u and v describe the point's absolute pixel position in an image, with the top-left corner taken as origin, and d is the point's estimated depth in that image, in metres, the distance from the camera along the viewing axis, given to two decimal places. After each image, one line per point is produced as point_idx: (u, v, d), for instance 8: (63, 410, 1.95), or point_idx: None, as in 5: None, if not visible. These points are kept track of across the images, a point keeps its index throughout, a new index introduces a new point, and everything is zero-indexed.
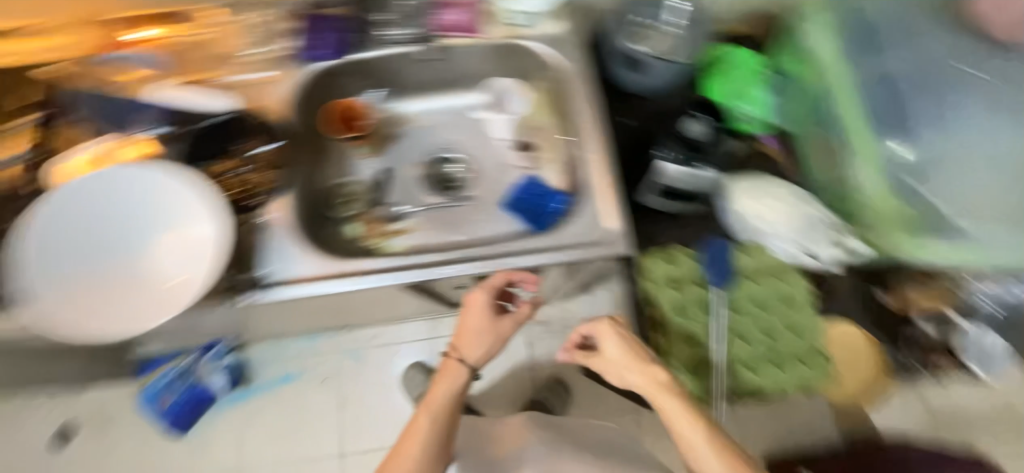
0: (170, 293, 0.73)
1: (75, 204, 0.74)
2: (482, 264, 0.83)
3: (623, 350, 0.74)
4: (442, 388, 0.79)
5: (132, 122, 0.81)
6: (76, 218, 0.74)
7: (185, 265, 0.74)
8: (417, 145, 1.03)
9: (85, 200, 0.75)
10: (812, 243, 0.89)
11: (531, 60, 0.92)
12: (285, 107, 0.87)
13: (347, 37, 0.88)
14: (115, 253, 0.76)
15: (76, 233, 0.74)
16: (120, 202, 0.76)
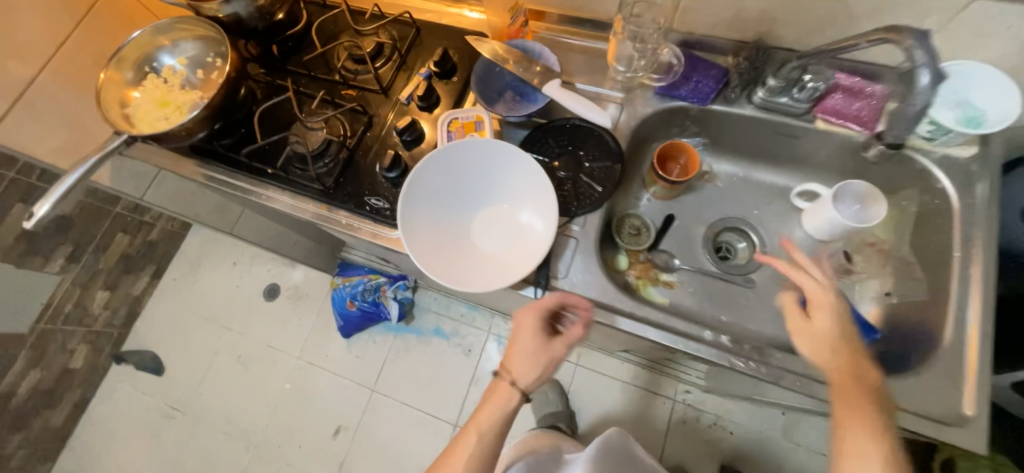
0: (508, 271, 0.78)
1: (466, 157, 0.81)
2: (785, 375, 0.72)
3: (886, 410, 0.58)
4: (492, 410, 0.74)
5: (502, 102, 0.89)
6: (454, 176, 0.82)
7: (525, 254, 0.79)
8: (713, 206, 0.97)
9: (476, 157, 0.82)
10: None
11: (911, 176, 0.80)
12: (629, 132, 0.88)
13: (721, 88, 0.84)
14: (463, 212, 0.84)
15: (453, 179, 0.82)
16: (490, 175, 0.83)
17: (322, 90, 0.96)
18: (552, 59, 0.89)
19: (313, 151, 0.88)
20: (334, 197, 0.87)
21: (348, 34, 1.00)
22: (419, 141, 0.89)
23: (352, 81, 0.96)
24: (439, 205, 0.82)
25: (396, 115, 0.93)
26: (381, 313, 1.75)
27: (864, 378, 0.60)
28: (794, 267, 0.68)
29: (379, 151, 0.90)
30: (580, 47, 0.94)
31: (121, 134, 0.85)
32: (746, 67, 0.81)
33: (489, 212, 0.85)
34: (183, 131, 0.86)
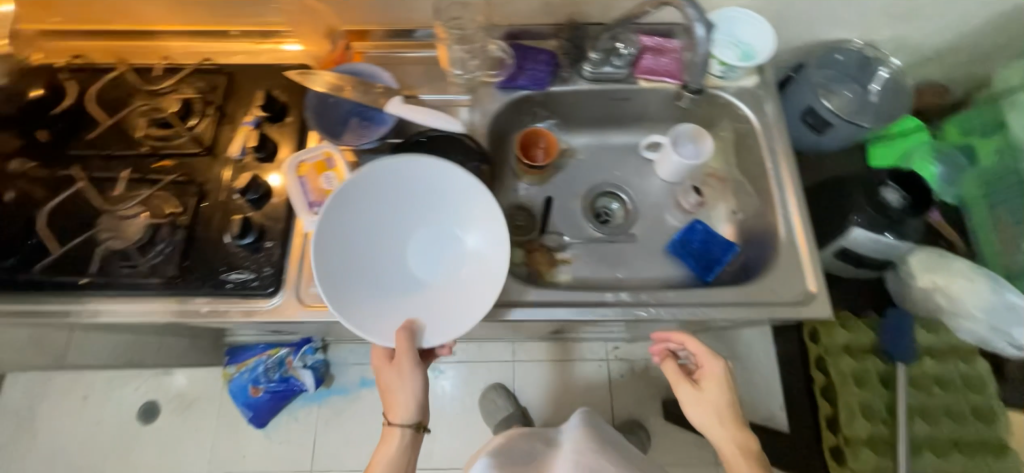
0: (455, 304, 0.78)
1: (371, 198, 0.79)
2: (680, 311, 0.80)
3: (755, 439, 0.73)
4: (384, 453, 0.80)
5: (346, 131, 0.84)
6: (361, 276, 0.77)
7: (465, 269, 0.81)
8: (581, 177, 1.03)
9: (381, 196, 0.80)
10: (1006, 324, 0.88)
11: (721, 110, 0.94)
12: (485, 130, 0.89)
13: (554, 70, 0.90)
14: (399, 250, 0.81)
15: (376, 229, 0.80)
16: (433, 196, 0.81)
17: (127, 169, 0.81)
18: (388, 77, 0.87)
19: (138, 242, 0.75)
20: (183, 287, 0.75)
21: (139, 97, 0.84)
22: (267, 197, 0.80)
23: (164, 151, 0.82)
24: (380, 256, 0.80)
25: (231, 175, 0.82)
26: (294, 387, 1.55)
27: (741, 444, 0.72)
28: (698, 346, 0.78)
29: (224, 220, 0.79)
30: (411, 59, 0.92)
31: None
32: (568, 47, 0.90)
33: (429, 236, 0.83)
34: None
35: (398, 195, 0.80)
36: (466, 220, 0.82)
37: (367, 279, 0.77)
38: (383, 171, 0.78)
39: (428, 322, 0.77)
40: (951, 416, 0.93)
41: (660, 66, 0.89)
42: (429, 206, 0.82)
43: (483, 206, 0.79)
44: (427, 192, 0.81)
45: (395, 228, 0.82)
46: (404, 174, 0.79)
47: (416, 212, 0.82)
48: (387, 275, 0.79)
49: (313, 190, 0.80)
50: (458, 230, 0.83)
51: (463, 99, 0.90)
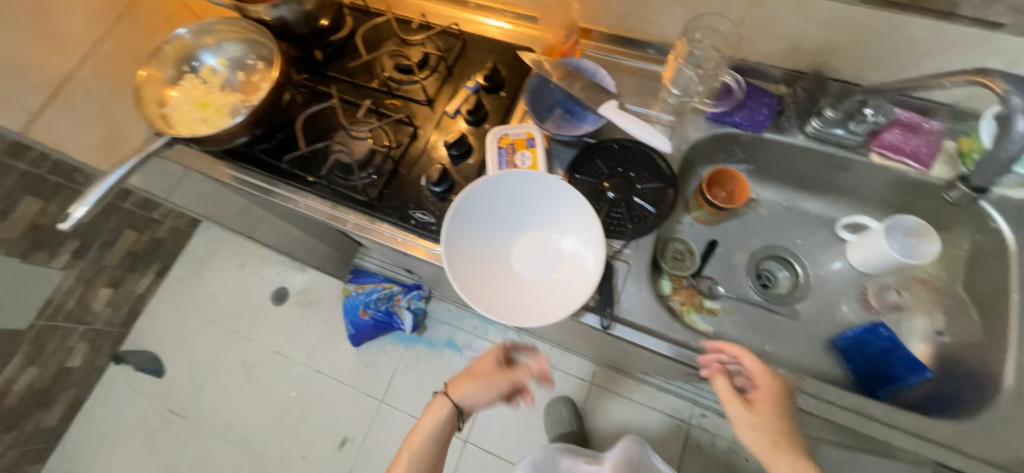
0: (561, 300, 0.76)
1: (485, 193, 0.80)
2: (844, 414, 0.70)
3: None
4: (424, 425, 0.88)
5: (551, 119, 0.88)
6: (488, 277, 0.79)
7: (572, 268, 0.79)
8: (756, 233, 0.96)
9: (492, 195, 0.81)
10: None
11: (961, 213, 0.80)
12: (680, 154, 0.87)
13: (776, 116, 0.84)
14: (503, 242, 0.83)
15: (485, 218, 0.81)
16: (545, 196, 0.81)
17: (366, 99, 0.94)
18: (608, 80, 0.89)
19: (359, 161, 0.87)
20: (378, 210, 0.85)
21: (393, 43, 0.98)
22: (467, 156, 0.87)
23: (397, 91, 0.94)
24: (486, 243, 0.81)
25: (443, 128, 0.91)
26: (394, 323, 1.69)
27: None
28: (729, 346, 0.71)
29: (427, 165, 0.88)
30: (628, 68, 0.93)
31: (162, 135, 0.83)
32: (800, 97, 0.83)
33: (529, 235, 0.83)
34: (226, 135, 0.84)
35: (504, 200, 0.81)
36: (562, 225, 0.82)
37: (491, 281, 0.79)
38: (485, 183, 0.79)
39: (524, 310, 0.76)
40: None
41: (903, 145, 0.79)
42: (496, 208, 0.82)
43: (549, 189, 0.80)
44: (500, 201, 0.82)
45: (484, 239, 0.81)
46: (518, 173, 0.80)
47: (492, 222, 0.82)
48: (490, 291, 0.77)
49: (508, 163, 0.85)
50: (555, 233, 0.82)
51: (666, 119, 0.88)
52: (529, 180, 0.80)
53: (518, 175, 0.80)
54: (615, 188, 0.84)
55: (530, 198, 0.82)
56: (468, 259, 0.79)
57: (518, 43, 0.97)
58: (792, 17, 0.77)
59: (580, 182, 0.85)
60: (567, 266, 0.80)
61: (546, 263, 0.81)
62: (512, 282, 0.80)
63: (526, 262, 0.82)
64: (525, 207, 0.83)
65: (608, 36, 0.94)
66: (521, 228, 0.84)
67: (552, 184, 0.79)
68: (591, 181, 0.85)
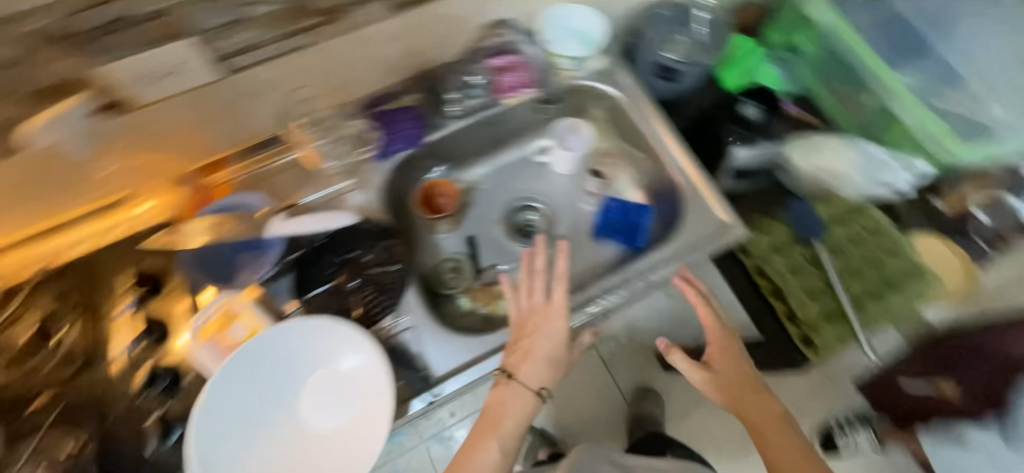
0: (372, 428, 0.69)
1: (220, 395, 0.68)
2: (627, 284, 0.85)
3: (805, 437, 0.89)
4: None
5: (238, 271, 0.78)
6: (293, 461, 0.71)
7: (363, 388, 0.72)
8: (492, 204, 1.05)
9: (231, 390, 0.69)
10: (875, 171, 0.98)
11: (583, 95, 0.99)
12: (383, 204, 0.87)
13: (424, 121, 0.90)
14: (286, 414, 0.73)
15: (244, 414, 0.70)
16: (289, 346, 0.71)
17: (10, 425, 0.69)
18: (258, 198, 0.81)
19: None
20: None
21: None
22: (179, 379, 0.76)
23: (47, 381, 0.73)
24: (268, 433, 0.71)
25: (129, 373, 0.77)
26: None
27: None
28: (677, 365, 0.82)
29: (147, 424, 0.75)
30: (279, 168, 0.86)
31: None
32: (426, 98, 0.90)
33: (306, 386, 0.73)
34: None
35: (252, 382, 0.70)
36: (326, 354, 0.73)
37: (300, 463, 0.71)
38: (214, 390, 0.67)
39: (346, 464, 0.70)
40: (876, 266, 1.02)
41: (515, 81, 0.92)
42: (233, 424, 0.69)
43: (247, 355, 0.69)
44: (247, 385, 0.70)
45: (269, 440, 0.71)
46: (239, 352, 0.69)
47: (260, 408, 0.71)
48: (326, 462, 0.70)
49: (221, 347, 0.74)
50: (327, 365, 0.73)
51: (348, 184, 0.87)
52: (226, 373, 0.68)
53: (212, 387, 0.67)
54: (349, 277, 0.79)
55: (276, 358, 0.71)
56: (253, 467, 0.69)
57: (151, 227, 0.81)
58: (363, 53, 0.78)
59: (315, 297, 0.78)
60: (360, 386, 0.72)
61: (339, 400, 0.73)
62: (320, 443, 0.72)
63: (321, 414, 0.73)
64: (279, 367, 0.72)
65: (234, 157, 0.85)
66: (294, 387, 0.73)
67: (242, 350, 0.68)
68: (323, 288, 0.79)
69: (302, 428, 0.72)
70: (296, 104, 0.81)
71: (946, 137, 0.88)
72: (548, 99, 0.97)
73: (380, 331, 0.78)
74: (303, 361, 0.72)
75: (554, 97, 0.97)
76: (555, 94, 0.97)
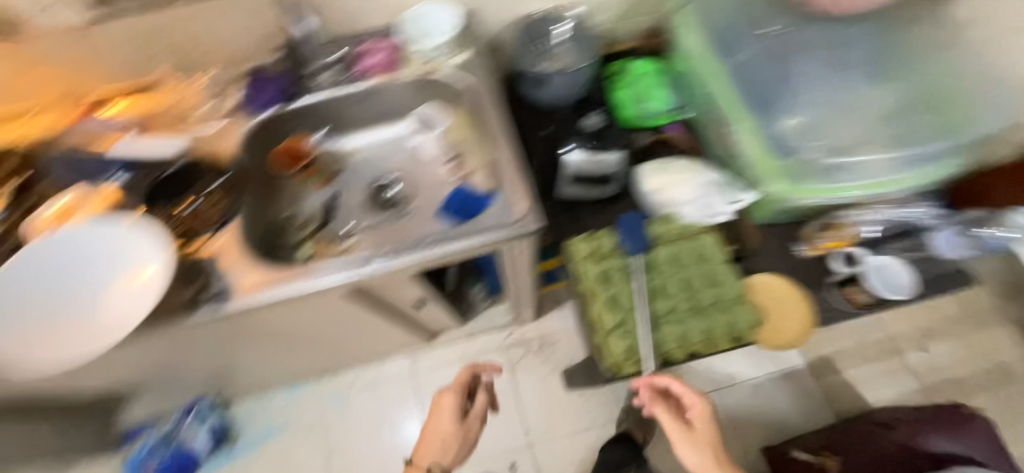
0: (118, 329, 0.79)
1: (36, 258, 0.81)
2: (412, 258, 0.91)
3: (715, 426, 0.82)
4: None
5: (90, 178, 0.95)
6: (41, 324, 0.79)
7: (141, 298, 0.80)
8: (362, 174, 1.15)
9: (48, 254, 0.82)
10: (693, 200, 1.03)
11: (447, 85, 1.08)
12: (244, 147, 1.02)
13: (288, 87, 1.05)
14: (70, 294, 0.81)
15: (52, 277, 0.81)
16: (96, 258, 0.84)
17: None
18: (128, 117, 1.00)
19: None
20: None
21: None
22: None
23: None
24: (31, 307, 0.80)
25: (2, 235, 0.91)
26: (191, 452, 1.63)
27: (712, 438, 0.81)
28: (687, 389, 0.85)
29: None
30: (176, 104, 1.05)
31: None
32: (291, 69, 1.06)
33: (96, 292, 0.82)
34: None
35: (70, 259, 0.82)
36: (128, 261, 0.83)
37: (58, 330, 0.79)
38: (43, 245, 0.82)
39: (83, 343, 0.79)
40: (687, 288, 0.94)
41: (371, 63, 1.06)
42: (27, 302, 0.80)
43: (53, 248, 0.82)
44: (66, 269, 0.82)
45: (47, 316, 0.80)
46: (73, 232, 0.83)
47: (56, 287, 0.81)
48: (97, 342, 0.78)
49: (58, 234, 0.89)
50: (117, 274, 0.83)
51: (219, 126, 1.02)
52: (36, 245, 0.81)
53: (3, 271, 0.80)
54: (192, 202, 0.95)
55: (94, 249, 0.83)
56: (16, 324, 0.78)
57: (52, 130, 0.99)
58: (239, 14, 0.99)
59: (159, 214, 0.94)
60: (136, 291, 0.81)
61: (121, 299, 0.81)
62: (82, 328, 0.80)
63: (106, 306, 0.81)
64: (86, 260, 0.83)
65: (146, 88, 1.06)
66: (88, 281, 0.82)
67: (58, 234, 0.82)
68: (167, 206, 0.95)
69: (86, 313, 0.81)
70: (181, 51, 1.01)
71: (772, 171, 0.97)
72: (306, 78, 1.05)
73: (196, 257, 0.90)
74: (99, 261, 0.83)
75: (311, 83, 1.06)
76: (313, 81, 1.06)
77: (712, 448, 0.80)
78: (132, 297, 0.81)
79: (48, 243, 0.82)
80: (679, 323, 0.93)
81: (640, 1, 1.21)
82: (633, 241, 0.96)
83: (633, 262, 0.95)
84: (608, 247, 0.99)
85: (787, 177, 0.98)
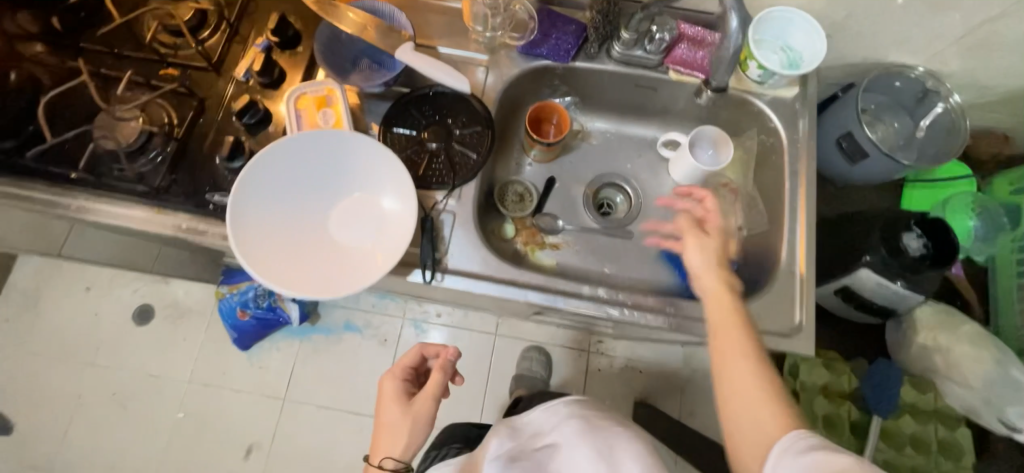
0: (365, 262, 0.72)
1: (277, 162, 0.72)
2: (655, 318, 0.75)
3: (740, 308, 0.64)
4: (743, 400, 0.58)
5: (351, 72, 0.80)
6: (284, 239, 0.72)
7: (392, 233, 0.74)
8: (593, 164, 1.00)
9: (290, 159, 0.73)
10: (1003, 403, 0.79)
11: (751, 118, 0.88)
12: (502, 94, 0.87)
13: (580, 43, 0.85)
14: (313, 209, 0.76)
15: (291, 187, 0.74)
16: (334, 175, 0.76)
17: (146, 76, 0.80)
18: (402, 20, 0.79)
19: (129, 146, 0.75)
20: (163, 200, 0.75)
21: (145, 14, 0.82)
22: (269, 119, 0.79)
23: (171, 59, 0.81)
24: (274, 218, 0.73)
25: (231, 92, 0.80)
26: (281, 318, 1.46)
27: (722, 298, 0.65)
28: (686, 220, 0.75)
29: (217, 101, 0.80)
30: (444, 8, 0.88)
31: None
32: (599, 21, 0.83)
33: (338, 208, 0.77)
34: (57, 140, 0.73)
35: (311, 167, 0.75)
36: (377, 186, 0.76)
37: (299, 248, 0.73)
38: (283, 148, 0.72)
39: (324, 271, 0.72)
40: None
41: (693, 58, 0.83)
42: (274, 200, 0.73)
43: (310, 147, 0.74)
44: (304, 176, 0.75)
45: (285, 229, 0.73)
46: (313, 137, 0.73)
47: (296, 197, 0.75)
48: (352, 274, 0.71)
49: (309, 125, 0.77)
50: (367, 196, 0.77)
51: (482, 58, 0.86)
52: (298, 140, 0.72)
53: (259, 158, 0.70)
54: (432, 137, 0.82)
55: (336, 162, 0.75)
56: (255, 232, 0.70)
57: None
58: None
59: (397, 136, 0.82)
60: (388, 226, 0.75)
61: (365, 227, 0.76)
62: (324, 250, 0.74)
63: (347, 231, 0.75)
64: (327, 172, 0.76)
65: None
66: (330, 196, 0.76)
67: (310, 136, 0.72)
68: (408, 132, 0.82)
69: (327, 234, 0.75)
70: None
71: None
72: (601, 39, 0.84)
73: (424, 202, 0.79)
74: (342, 178, 0.76)
75: (605, 49, 0.86)
76: (607, 46, 0.86)
77: (745, 343, 0.61)
78: (382, 229, 0.75)
79: (288, 146, 0.72)
80: None
81: (1019, 100, 0.91)
82: (884, 403, 0.80)
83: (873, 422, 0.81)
84: (845, 388, 0.85)
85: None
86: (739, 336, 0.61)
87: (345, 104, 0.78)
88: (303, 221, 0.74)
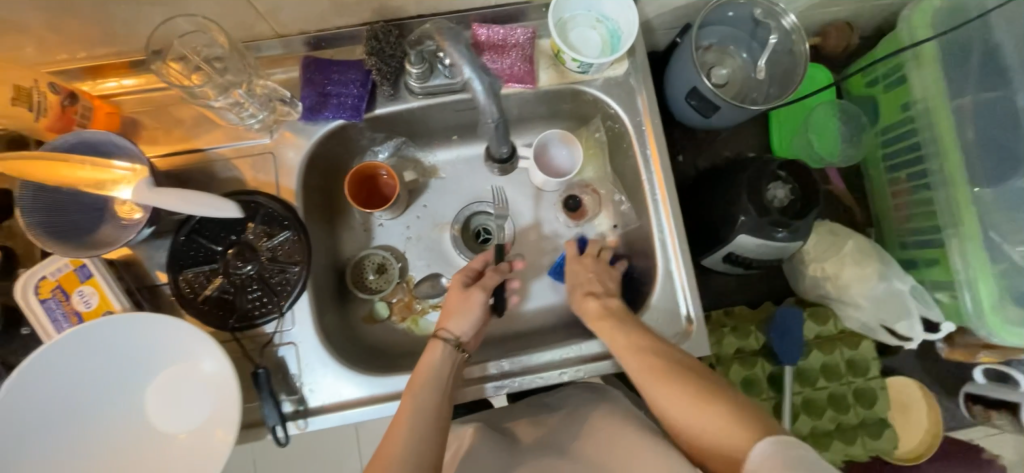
0: (195, 456, 0.61)
1: (42, 382, 0.58)
2: (551, 375, 0.70)
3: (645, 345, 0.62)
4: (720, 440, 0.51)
5: (99, 224, 0.63)
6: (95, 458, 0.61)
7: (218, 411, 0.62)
8: (452, 198, 0.86)
9: (58, 373, 0.59)
10: (892, 319, 0.80)
11: (591, 107, 0.77)
12: (303, 175, 0.71)
13: (367, 89, 0.70)
14: (121, 408, 0.63)
15: (79, 398, 0.61)
16: (129, 362, 0.62)
17: None
18: (124, 142, 0.61)
19: None
20: None
21: None
22: (18, 319, 0.63)
23: None
24: (72, 440, 0.61)
25: None
26: None
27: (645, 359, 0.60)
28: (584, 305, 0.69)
29: None
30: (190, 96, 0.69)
31: None
32: (378, 61, 0.68)
33: (152, 394, 0.64)
34: None
35: (94, 367, 0.61)
36: (186, 357, 0.63)
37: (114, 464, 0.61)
38: (40, 366, 0.57)
39: None
40: (836, 406, 0.83)
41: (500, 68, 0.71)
42: (64, 416, 0.60)
43: (88, 342, 0.59)
44: (91, 378, 0.61)
45: (92, 446, 0.61)
46: (72, 340, 0.58)
47: (92, 405, 0.62)
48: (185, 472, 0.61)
49: (67, 314, 0.61)
50: (180, 370, 0.64)
51: (264, 142, 0.70)
52: (56, 348, 0.57)
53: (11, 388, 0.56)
54: (239, 261, 0.67)
55: (123, 349, 0.61)
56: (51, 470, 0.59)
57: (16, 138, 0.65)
58: None
59: (195, 276, 0.67)
60: (214, 401, 0.63)
61: (189, 406, 0.63)
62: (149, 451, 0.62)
63: (170, 419, 0.63)
64: (119, 363, 0.62)
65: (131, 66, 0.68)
66: (136, 384, 0.63)
67: (68, 341, 0.58)
68: (207, 267, 0.68)
69: (147, 432, 0.63)
70: (189, 27, 0.62)
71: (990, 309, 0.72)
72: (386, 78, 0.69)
73: (257, 343, 0.68)
74: (141, 361, 0.63)
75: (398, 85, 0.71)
76: (402, 81, 0.71)
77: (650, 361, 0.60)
78: (207, 406, 0.63)
79: (44, 361, 0.57)
80: (822, 446, 0.83)
81: None
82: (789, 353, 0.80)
83: (785, 374, 0.81)
84: (754, 347, 0.85)
85: (1000, 288, 0.72)
86: (644, 366, 0.60)
87: (104, 271, 0.62)
88: (113, 427, 0.62)
